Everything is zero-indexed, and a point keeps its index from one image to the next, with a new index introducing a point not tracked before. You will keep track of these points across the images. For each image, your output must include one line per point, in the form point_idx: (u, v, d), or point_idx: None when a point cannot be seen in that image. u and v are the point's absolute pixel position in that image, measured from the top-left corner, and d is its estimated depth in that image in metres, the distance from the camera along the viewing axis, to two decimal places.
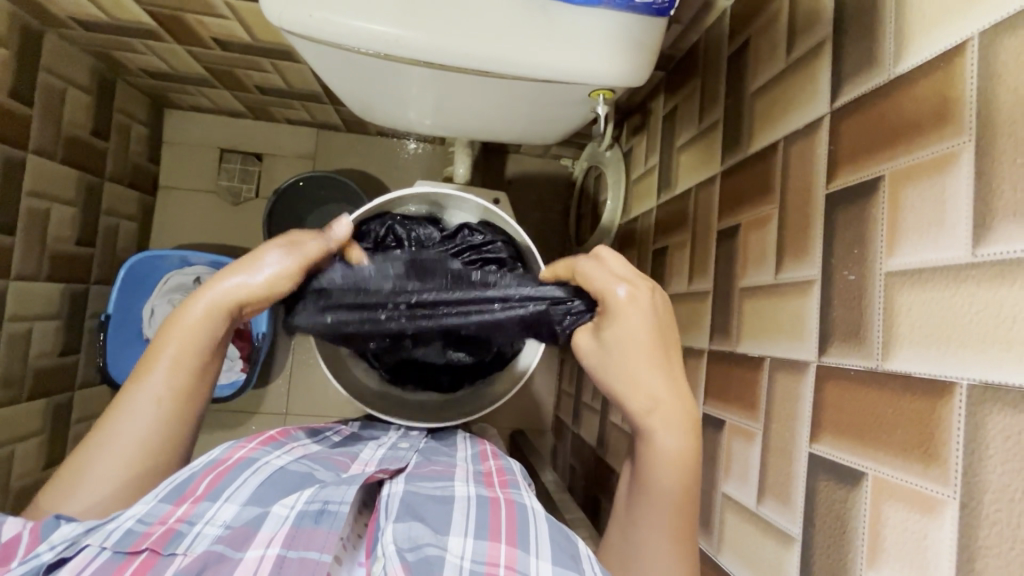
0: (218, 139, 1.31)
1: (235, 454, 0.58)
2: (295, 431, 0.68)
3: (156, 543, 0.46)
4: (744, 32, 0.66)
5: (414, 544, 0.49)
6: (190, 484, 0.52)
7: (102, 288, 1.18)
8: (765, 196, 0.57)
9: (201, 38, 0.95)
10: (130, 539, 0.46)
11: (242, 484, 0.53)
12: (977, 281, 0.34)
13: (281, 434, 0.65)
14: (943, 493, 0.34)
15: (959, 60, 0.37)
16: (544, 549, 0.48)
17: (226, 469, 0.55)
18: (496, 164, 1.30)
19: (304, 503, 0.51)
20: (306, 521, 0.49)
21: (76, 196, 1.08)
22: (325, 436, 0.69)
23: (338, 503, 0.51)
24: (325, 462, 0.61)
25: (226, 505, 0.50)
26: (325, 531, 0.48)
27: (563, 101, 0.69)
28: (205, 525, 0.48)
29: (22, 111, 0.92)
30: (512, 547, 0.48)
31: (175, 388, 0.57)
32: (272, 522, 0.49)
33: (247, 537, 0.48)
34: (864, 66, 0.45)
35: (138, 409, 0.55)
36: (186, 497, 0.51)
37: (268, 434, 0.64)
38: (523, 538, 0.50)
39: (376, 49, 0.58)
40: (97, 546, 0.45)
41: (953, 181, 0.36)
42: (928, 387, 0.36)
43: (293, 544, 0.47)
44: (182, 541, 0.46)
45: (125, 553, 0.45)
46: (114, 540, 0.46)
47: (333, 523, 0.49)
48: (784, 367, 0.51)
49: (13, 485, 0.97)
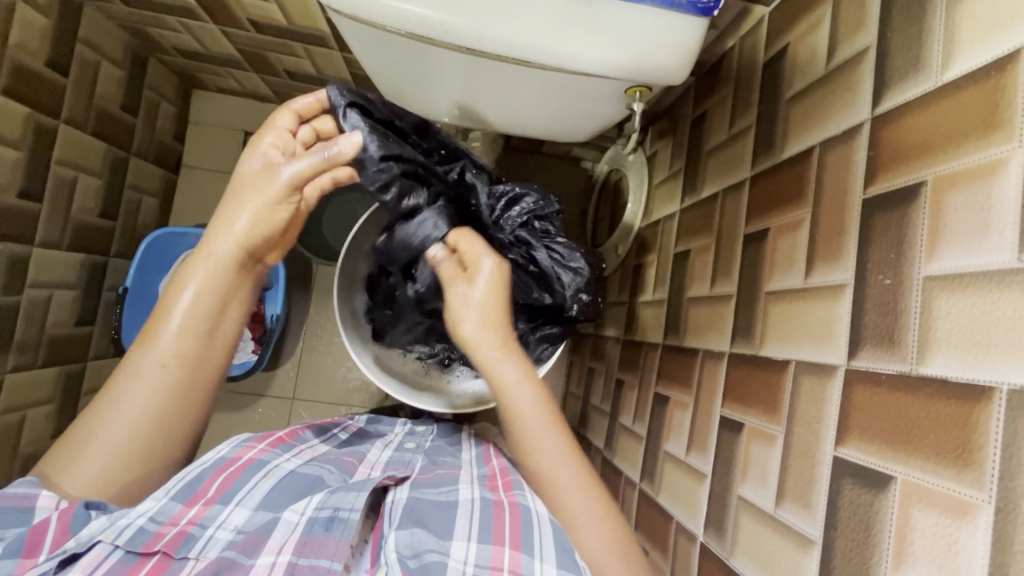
0: (243, 122, 1.32)
1: (245, 454, 0.57)
2: (302, 429, 0.67)
3: (168, 545, 0.46)
4: (782, 38, 0.66)
5: (416, 551, 0.49)
6: (200, 484, 0.52)
7: (120, 262, 1.19)
8: (798, 201, 0.57)
9: (237, 19, 0.96)
10: (143, 538, 0.46)
11: (254, 487, 0.53)
12: (1022, 287, 0.34)
13: (289, 435, 0.64)
14: (978, 498, 0.34)
15: (1011, 67, 0.37)
16: (549, 553, 0.48)
17: (237, 471, 0.55)
18: (519, 163, 1.30)
19: (314, 509, 0.51)
20: (317, 529, 0.49)
21: (103, 168, 1.09)
22: (333, 434, 0.69)
23: (349, 509, 0.51)
24: (335, 463, 0.61)
25: (238, 508, 0.51)
26: (335, 539, 0.48)
27: (597, 95, 0.69)
28: (217, 529, 0.49)
29: (56, 81, 0.93)
30: (516, 551, 0.48)
31: (188, 351, 0.53)
32: (282, 528, 0.49)
33: (258, 544, 0.48)
34: (909, 73, 0.45)
35: (146, 374, 0.52)
36: (197, 498, 0.51)
37: (277, 435, 0.62)
38: (528, 541, 0.49)
39: (417, 32, 0.59)
40: (110, 544, 0.45)
41: (1002, 188, 0.36)
42: (965, 392, 0.36)
43: (304, 551, 0.47)
44: (193, 546, 0.47)
45: (137, 553, 0.45)
46: (126, 538, 0.45)
47: (344, 531, 0.48)
48: (810, 371, 0.50)
49: (22, 449, 0.98)
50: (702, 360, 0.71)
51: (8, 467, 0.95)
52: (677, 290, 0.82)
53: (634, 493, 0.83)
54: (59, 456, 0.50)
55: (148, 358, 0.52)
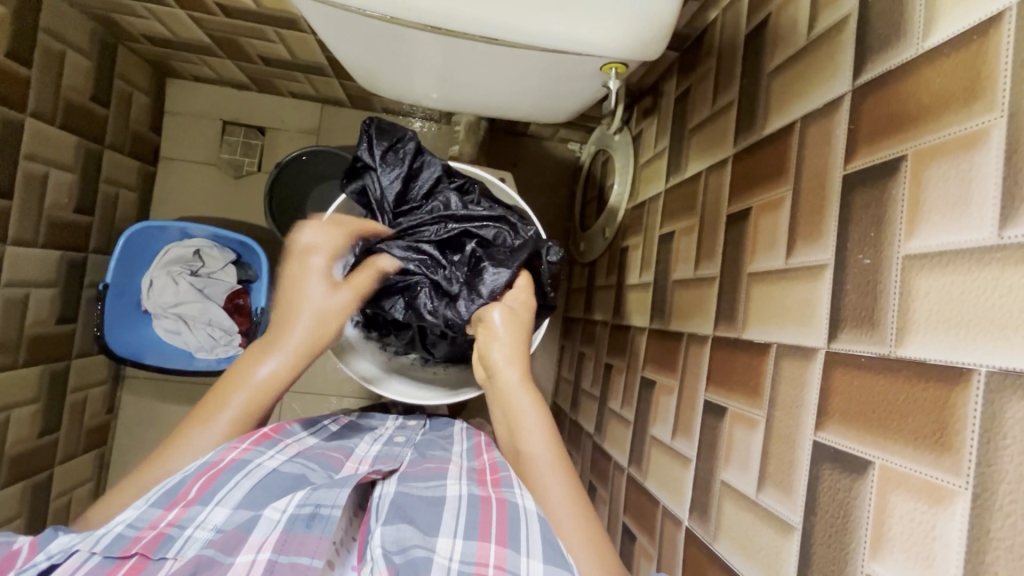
0: (220, 111, 1.29)
1: (226, 455, 0.53)
2: (290, 424, 0.64)
3: (145, 547, 0.44)
4: (764, 8, 0.63)
5: (402, 547, 0.47)
6: (181, 489, 0.50)
7: (100, 258, 1.17)
8: (778, 179, 0.55)
9: (205, 4, 0.92)
10: (120, 544, 0.44)
11: (235, 486, 0.51)
12: (1003, 263, 0.32)
13: (275, 429, 0.61)
14: (954, 483, 0.33)
15: (994, 31, 0.35)
16: (536, 548, 0.45)
17: (218, 473, 0.51)
18: (503, 146, 1.28)
19: (295, 507, 0.49)
20: (298, 526, 0.47)
21: (76, 162, 1.06)
22: (322, 426, 0.68)
23: (330, 506, 0.49)
24: (319, 460, 0.59)
25: (217, 508, 0.48)
26: (316, 537, 0.46)
27: (574, 73, 0.66)
28: (196, 528, 0.46)
29: (20, 72, 0.90)
30: (503, 547, 0.46)
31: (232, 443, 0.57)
32: (264, 526, 0.47)
33: (237, 541, 0.46)
34: (890, 42, 0.43)
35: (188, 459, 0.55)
36: (177, 501, 0.49)
37: (261, 431, 0.59)
38: (515, 537, 0.47)
39: (381, 11, 0.56)
40: (86, 552, 0.42)
41: (982, 162, 0.34)
42: (942, 374, 0.35)
43: (285, 548, 0.45)
44: (172, 546, 0.44)
45: (114, 558, 0.43)
46: (104, 546, 0.44)
47: (326, 528, 0.47)
48: (791, 354, 0.49)
49: (8, 449, 0.97)
50: (686, 344, 0.69)
51: None
52: (661, 274, 0.81)
53: (622, 479, 0.82)
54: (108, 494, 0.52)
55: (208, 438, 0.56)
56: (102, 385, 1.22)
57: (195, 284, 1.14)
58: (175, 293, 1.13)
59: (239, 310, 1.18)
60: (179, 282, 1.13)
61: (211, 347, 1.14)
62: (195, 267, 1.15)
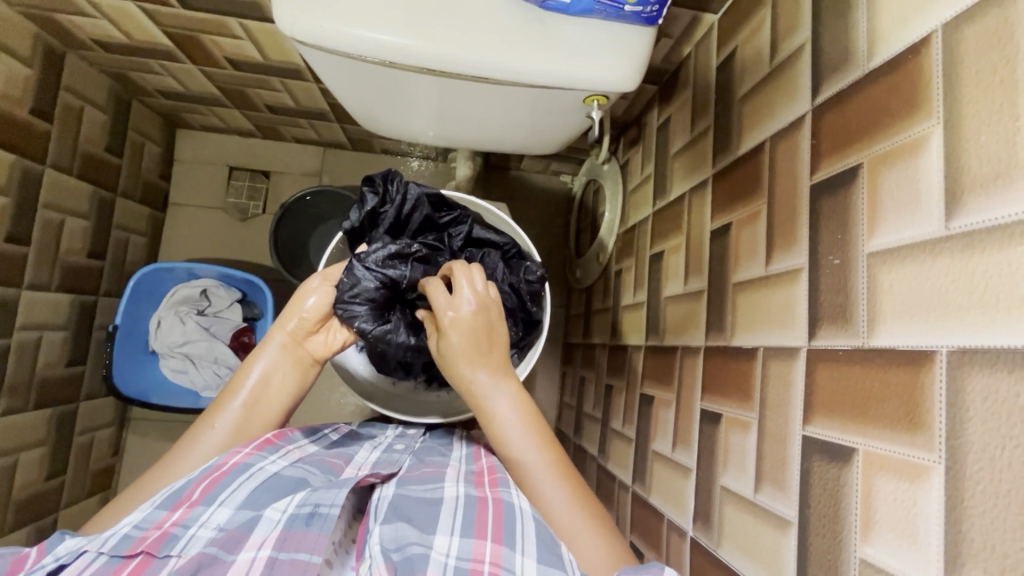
0: (227, 157, 1.36)
1: (229, 459, 0.55)
2: (291, 430, 0.65)
3: (151, 546, 0.45)
4: (731, 41, 0.69)
5: (400, 545, 0.48)
6: (186, 490, 0.51)
7: (109, 301, 1.20)
8: (755, 194, 0.59)
9: (215, 58, 0.99)
10: (126, 544, 0.45)
11: (237, 488, 0.52)
12: (951, 251, 0.36)
13: (277, 435, 0.61)
14: (929, 458, 0.35)
15: (926, 51, 0.40)
16: (530, 547, 0.47)
17: (221, 475, 0.53)
18: (497, 180, 1.34)
19: (295, 507, 0.50)
20: (297, 524, 0.48)
21: (90, 209, 1.11)
22: (323, 435, 0.68)
23: (329, 505, 0.50)
24: (320, 465, 0.60)
25: (220, 508, 0.49)
26: (315, 534, 0.47)
27: (559, 106, 0.72)
28: (199, 527, 0.47)
29: (41, 126, 0.96)
30: (498, 544, 0.47)
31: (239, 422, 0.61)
32: (264, 526, 0.48)
33: (239, 540, 0.47)
34: (841, 64, 0.48)
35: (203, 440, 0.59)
36: (181, 503, 0.49)
37: (264, 436, 0.60)
38: (510, 534, 0.48)
39: (381, 57, 0.61)
40: (94, 552, 0.44)
41: (925, 164, 0.38)
42: (909, 358, 0.38)
43: (284, 546, 0.46)
44: (176, 544, 0.45)
45: (120, 557, 0.44)
46: (111, 546, 0.45)
47: (324, 526, 0.48)
48: (777, 356, 0.52)
49: (15, 492, 0.97)
50: (681, 357, 0.72)
51: (1, 510, 0.95)
52: (654, 292, 0.84)
53: (627, 497, 0.83)
54: (204, 413, 0.61)
55: (216, 435, 0.60)
56: (108, 427, 1.22)
57: (201, 322, 1.16)
58: (182, 333, 1.15)
59: (245, 347, 1.18)
60: (186, 321, 1.15)
61: (217, 385, 1.15)
62: (202, 306, 1.18)
